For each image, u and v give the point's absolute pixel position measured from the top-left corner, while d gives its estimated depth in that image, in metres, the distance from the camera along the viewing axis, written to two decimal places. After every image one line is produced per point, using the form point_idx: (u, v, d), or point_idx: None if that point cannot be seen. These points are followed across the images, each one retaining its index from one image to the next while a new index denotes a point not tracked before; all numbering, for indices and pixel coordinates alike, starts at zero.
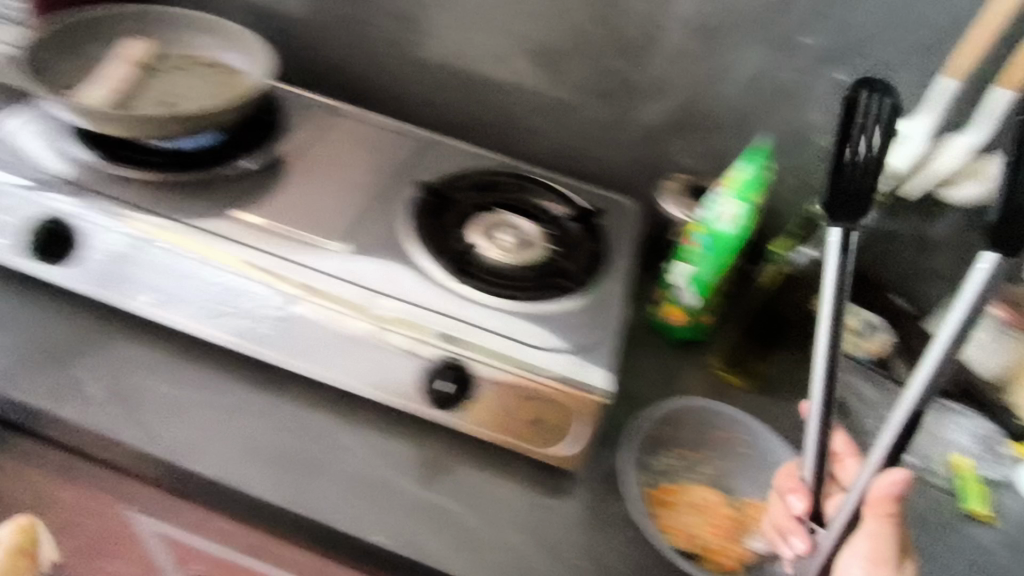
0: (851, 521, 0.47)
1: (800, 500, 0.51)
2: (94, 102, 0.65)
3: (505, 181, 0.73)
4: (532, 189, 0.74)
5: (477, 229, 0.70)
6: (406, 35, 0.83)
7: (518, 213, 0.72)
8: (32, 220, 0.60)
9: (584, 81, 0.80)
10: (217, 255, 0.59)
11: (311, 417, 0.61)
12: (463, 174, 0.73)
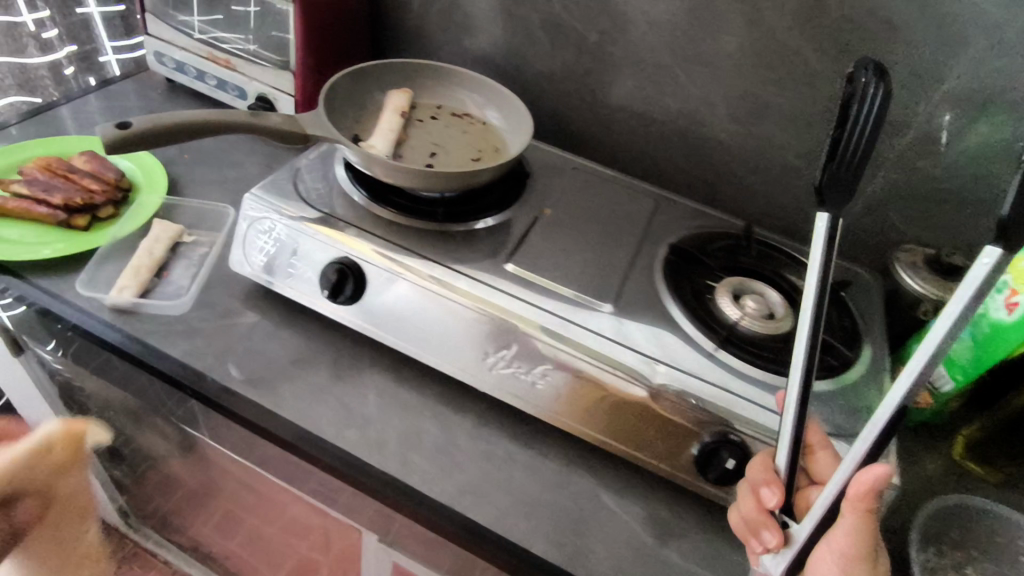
0: (830, 510, 0.45)
1: (771, 489, 0.51)
2: (378, 152, 0.67)
3: (733, 250, 0.73)
4: (764, 258, 0.73)
5: (717, 296, 0.69)
6: (643, 93, 0.84)
7: (756, 279, 0.70)
8: (327, 261, 0.64)
9: (791, 140, 0.80)
10: (500, 310, 0.60)
11: (573, 478, 0.61)
12: (693, 239, 0.74)
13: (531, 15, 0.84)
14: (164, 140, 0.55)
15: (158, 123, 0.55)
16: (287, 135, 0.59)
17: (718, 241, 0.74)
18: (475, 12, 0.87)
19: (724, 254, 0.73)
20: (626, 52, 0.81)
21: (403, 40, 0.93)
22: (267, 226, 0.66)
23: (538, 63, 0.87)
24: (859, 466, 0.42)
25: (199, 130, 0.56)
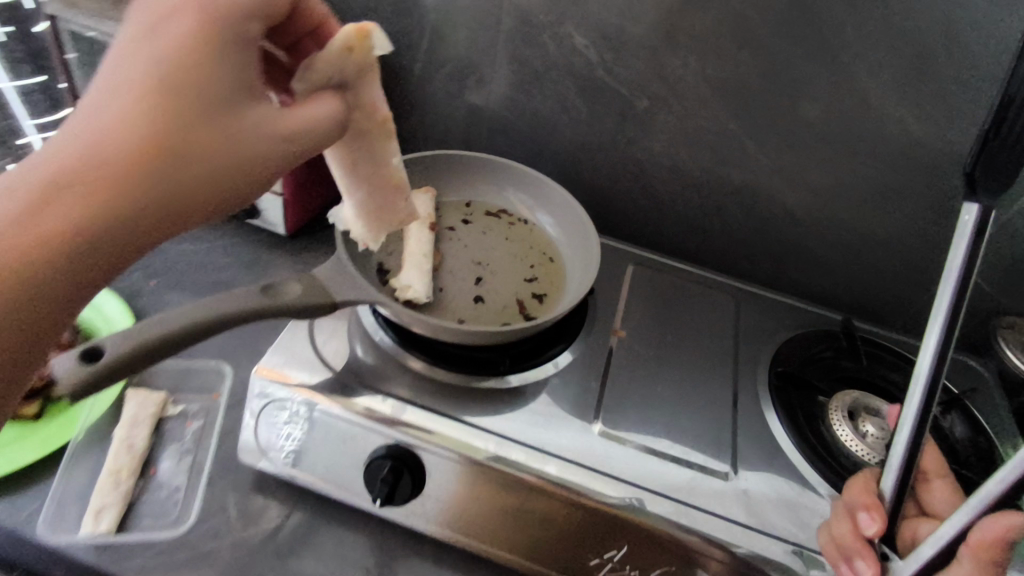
0: (945, 552, 0.38)
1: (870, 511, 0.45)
2: (416, 296, 0.53)
3: (832, 357, 0.63)
4: (869, 363, 0.62)
5: (832, 422, 0.58)
6: (701, 162, 0.72)
7: (868, 395, 0.60)
8: (371, 448, 0.50)
9: (863, 204, 0.70)
10: (607, 502, 0.47)
11: None
12: (784, 348, 0.63)
13: (562, 78, 0.70)
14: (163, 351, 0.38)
15: (152, 333, 0.38)
16: (312, 305, 0.44)
17: (813, 347, 0.64)
18: (491, 76, 0.72)
19: (822, 366, 0.63)
20: (682, 121, 0.69)
21: (401, 109, 0.78)
22: (282, 408, 0.51)
23: (570, 131, 0.73)
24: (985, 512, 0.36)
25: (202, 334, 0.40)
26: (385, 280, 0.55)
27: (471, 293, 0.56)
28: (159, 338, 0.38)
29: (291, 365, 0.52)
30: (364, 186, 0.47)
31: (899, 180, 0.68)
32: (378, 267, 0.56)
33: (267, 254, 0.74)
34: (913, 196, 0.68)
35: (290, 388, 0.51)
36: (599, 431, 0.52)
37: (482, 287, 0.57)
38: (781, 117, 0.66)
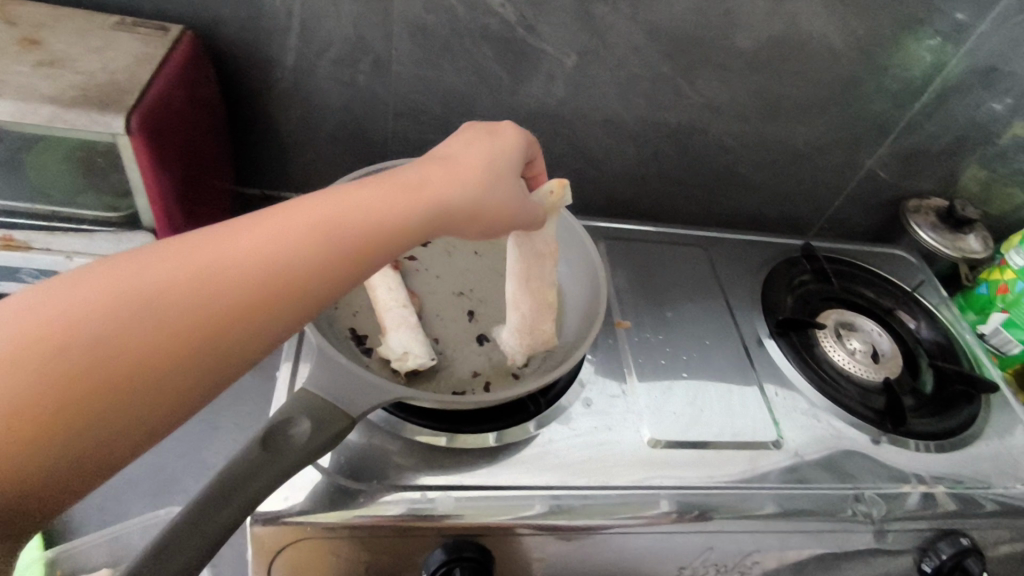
0: None
1: None
2: (420, 363, 0.44)
3: (799, 282, 0.66)
4: (833, 279, 0.66)
5: (825, 345, 0.60)
6: (637, 112, 0.66)
7: (842, 311, 0.64)
8: (427, 553, 0.42)
9: (789, 126, 0.70)
10: (651, 514, 0.44)
11: None
12: (760, 286, 0.65)
13: (476, 46, 0.59)
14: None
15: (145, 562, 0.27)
16: (331, 436, 0.34)
17: (784, 277, 0.66)
18: (388, 55, 0.59)
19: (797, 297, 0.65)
20: (615, 72, 0.62)
21: (276, 111, 0.63)
22: (302, 549, 0.41)
23: (492, 103, 0.64)
24: None
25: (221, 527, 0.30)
26: (368, 350, 0.45)
27: (470, 334, 0.48)
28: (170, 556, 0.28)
29: (298, 501, 0.40)
30: (544, 310, 0.45)
31: (819, 98, 0.68)
32: (352, 334, 0.46)
33: None
34: (830, 110, 0.69)
35: (304, 528, 0.40)
36: (649, 442, 0.49)
37: (480, 323, 0.49)
38: (711, 54, 0.62)
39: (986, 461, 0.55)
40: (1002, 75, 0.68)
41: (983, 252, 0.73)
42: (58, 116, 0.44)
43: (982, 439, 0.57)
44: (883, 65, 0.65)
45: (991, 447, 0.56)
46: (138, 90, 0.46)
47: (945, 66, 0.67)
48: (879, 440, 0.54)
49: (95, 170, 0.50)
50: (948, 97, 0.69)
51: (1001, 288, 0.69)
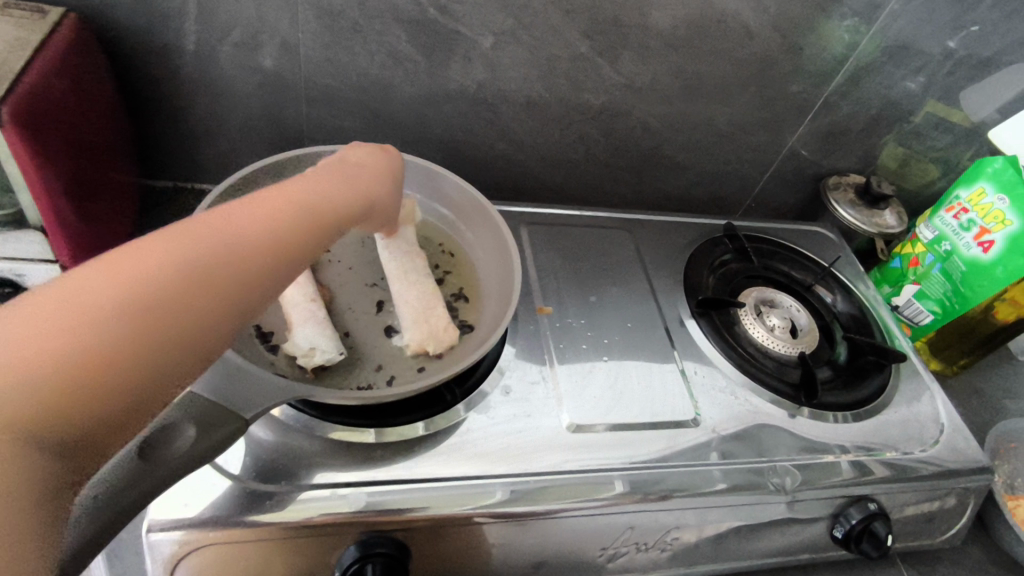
0: None
1: None
2: (326, 358, 0.42)
3: (721, 262, 0.67)
4: (753, 257, 0.67)
5: (745, 322, 0.62)
6: (559, 95, 0.66)
7: (761, 289, 0.65)
8: (341, 551, 0.41)
9: (711, 106, 0.71)
10: (610, 496, 0.46)
11: None
12: (683, 267, 0.65)
13: (389, 27, 0.57)
14: None
15: None
16: (220, 443, 0.33)
17: (707, 257, 0.67)
18: (296, 38, 0.56)
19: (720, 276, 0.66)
20: (534, 53, 0.61)
21: (180, 98, 0.59)
22: (204, 558, 0.39)
23: (409, 87, 0.62)
24: None
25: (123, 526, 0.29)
26: (273, 346, 0.44)
27: (383, 326, 0.47)
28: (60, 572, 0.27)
29: (199, 509, 0.39)
30: (431, 297, 0.47)
31: (740, 77, 0.68)
32: (259, 331, 0.44)
33: None
34: (752, 90, 0.70)
35: (210, 532, 0.38)
36: (569, 426, 0.49)
37: (393, 315, 0.48)
38: (632, 33, 0.62)
39: (897, 427, 0.57)
40: (913, 53, 0.70)
41: (897, 226, 0.76)
42: None
43: (894, 407, 0.59)
44: (802, 43, 0.66)
45: (900, 411, 0.59)
46: (11, 79, 0.43)
47: (859, 45, 0.68)
48: (796, 414, 0.56)
49: None
50: (864, 76, 0.71)
51: (911, 261, 0.72)
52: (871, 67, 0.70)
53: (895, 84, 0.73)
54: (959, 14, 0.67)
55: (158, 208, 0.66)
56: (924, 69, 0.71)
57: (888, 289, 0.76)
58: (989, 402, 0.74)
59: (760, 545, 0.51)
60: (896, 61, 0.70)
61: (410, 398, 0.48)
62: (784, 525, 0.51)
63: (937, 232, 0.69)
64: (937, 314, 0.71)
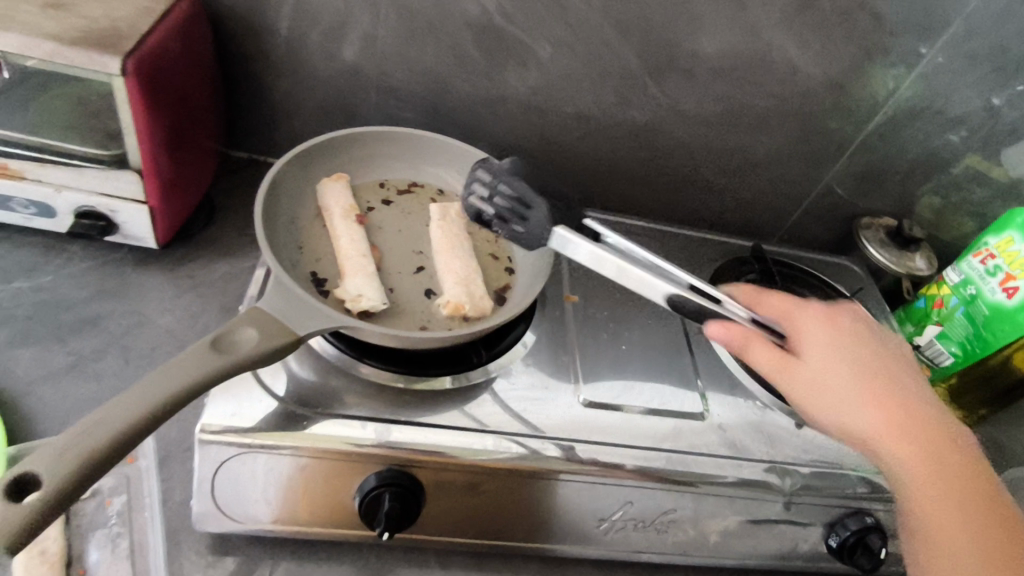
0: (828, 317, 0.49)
1: (756, 344, 0.47)
2: (372, 305, 0.47)
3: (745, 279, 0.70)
4: (776, 279, 0.70)
5: None
6: (606, 108, 0.71)
7: None
8: (362, 478, 0.46)
9: (748, 134, 0.74)
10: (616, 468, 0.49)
11: None
12: (708, 280, 0.69)
13: (458, 31, 0.63)
14: (124, 443, 0.30)
15: (101, 424, 0.30)
16: (275, 349, 0.37)
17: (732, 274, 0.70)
18: (375, 32, 0.63)
19: None
20: (586, 67, 0.67)
21: (267, 76, 0.67)
22: (241, 465, 0.44)
23: (470, 86, 0.68)
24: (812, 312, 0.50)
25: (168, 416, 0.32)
26: (325, 290, 0.49)
27: (423, 288, 0.52)
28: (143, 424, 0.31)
29: (245, 419, 0.44)
30: (472, 269, 0.52)
31: (778, 109, 0.72)
32: (313, 277, 0.49)
33: (136, 274, 0.61)
34: (790, 123, 0.74)
35: (250, 440, 0.43)
36: (581, 401, 0.53)
37: (433, 279, 0.52)
38: (679, 57, 0.66)
39: None
40: (951, 103, 0.72)
41: (926, 269, 0.77)
42: (58, 54, 0.47)
43: None
44: (840, 83, 0.70)
45: None
46: (136, 35, 0.50)
47: (897, 91, 0.72)
48: (803, 423, 0.57)
49: (92, 113, 0.54)
50: (901, 121, 0.74)
51: (937, 302, 0.73)
52: (907, 114, 0.73)
53: (933, 132, 0.75)
54: (1001, 70, 0.69)
55: (233, 173, 0.73)
56: (964, 120, 0.73)
57: (909, 329, 0.77)
58: (1003, 453, 0.74)
59: (748, 540, 0.53)
60: (934, 108, 0.73)
61: (440, 356, 0.53)
62: (776, 527, 0.53)
63: (964, 276, 0.70)
64: (958, 356, 0.71)
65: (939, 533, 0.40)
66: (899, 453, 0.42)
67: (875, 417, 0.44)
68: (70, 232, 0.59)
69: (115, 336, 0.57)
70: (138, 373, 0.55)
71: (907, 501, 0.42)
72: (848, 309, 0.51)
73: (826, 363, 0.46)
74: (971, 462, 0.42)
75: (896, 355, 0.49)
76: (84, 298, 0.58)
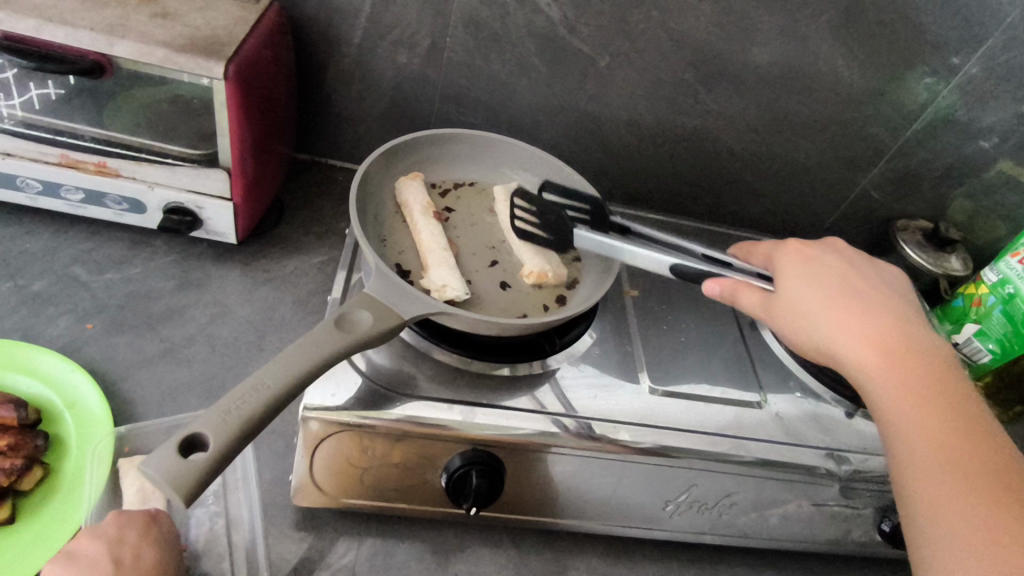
0: (848, 278, 0.49)
1: (742, 292, 0.49)
2: (456, 295, 0.50)
3: None
4: None
5: None
6: (658, 114, 0.74)
7: None
8: (446, 457, 0.49)
9: (791, 139, 0.77)
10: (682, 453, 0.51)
11: None
12: None
13: (522, 41, 0.67)
14: (274, 409, 0.35)
15: (254, 391, 0.35)
16: (387, 330, 0.41)
17: None
18: (443, 41, 0.67)
19: None
20: (642, 75, 0.70)
21: (337, 82, 0.70)
22: (337, 442, 0.47)
23: (530, 93, 0.71)
24: (834, 269, 0.50)
25: (300, 389, 0.37)
26: (411, 281, 0.52)
27: (500, 280, 0.55)
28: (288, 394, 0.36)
29: (343, 398, 0.47)
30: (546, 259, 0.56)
31: (822, 115, 0.75)
32: (399, 269, 0.53)
33: (215, 267, 0.65)
34: (832, 129, 0.76)
35: (347, 417, 0.46)
36: (646, 389, 0.55)
37: (509, 272, 0.56)
38: (730, 66, 0.70)
39: None
40: (993, 114, 0.74)
41: (962, 271, 0.79)
42: (169, 59, 0.51)
43: None
44: (882, 91, 0.73)
45: None
46: (235, 43, 0.53)
47: (939, 101, 0.74)
48: (853, 414, 0.58)
49: (188, 113, 0.58)
50: (942, 130, 0.76)
51: (975, 301, 0.75)
52: (948, 123, 0.76)
53: (975, 140, 0.77)
54: None
55: (300, 174, 0.76)
56: (1006, 130, 0.75)
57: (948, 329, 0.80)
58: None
59: (805, 523, 0.56)
60: (976, 118, 0.75)
61: (514, 344, 0.56)
62: (834, 511, 0.55)
63: (1002, 275, 0.72)
64: (997, 354, 0.73)
65: (900, 420, 0.41)
66: (867, 360, 0.43)
67: (841, 328, 0.45)
68: (157, 227, 0.62)
69: (201, 325, 0.60)
70: (225, 360, 0.58)
71: (871, 399, 0.43)
72: (824, 246, 0.53)
73: (798, 290, 0.48)
74: (933, 363, 0.43)
75: (871, 280, 0.51)
76: (171, 289, 0.61)
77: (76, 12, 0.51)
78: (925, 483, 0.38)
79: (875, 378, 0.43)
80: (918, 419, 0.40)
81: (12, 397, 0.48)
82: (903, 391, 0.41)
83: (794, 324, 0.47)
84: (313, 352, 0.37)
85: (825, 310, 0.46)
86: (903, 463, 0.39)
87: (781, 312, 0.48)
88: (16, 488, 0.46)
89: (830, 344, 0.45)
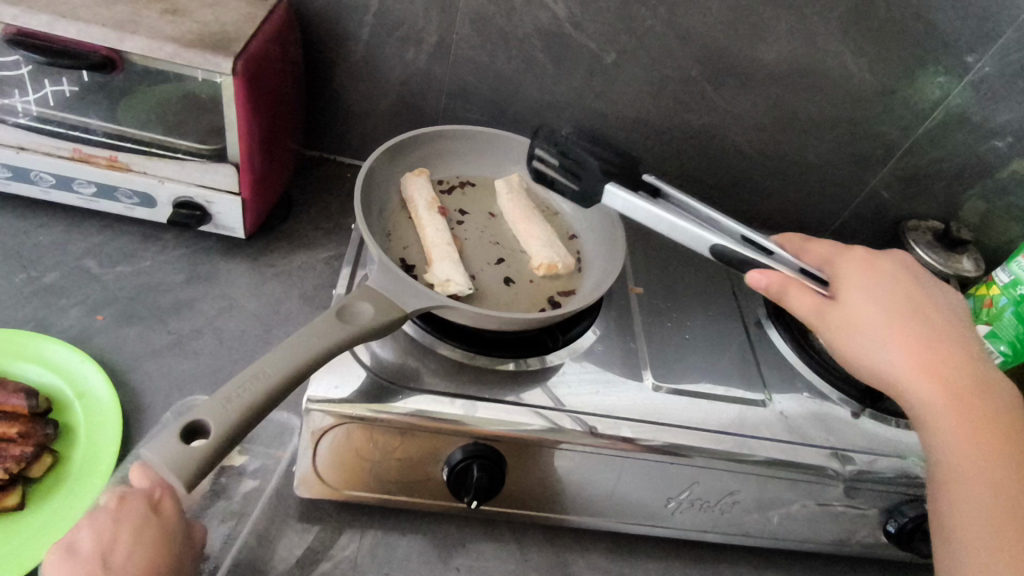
0: (904, 294, 0.50)
1: (797, 291, 0.49)
2: (459, 290, 0.50)
3: None
4: None
5: None
6: (664, 112, 0.74)
7: None
8: (448, 451, 0.49)
9: (800, 138, 0.77)
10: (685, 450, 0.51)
11: None
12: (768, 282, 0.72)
13: (529, 38, 0.67)
14: (275, 396, 0.35)
15: (256, 379, 0.35)
16: (389, 322, 0.42)
17: None
18: (450, 38, 0.67)
19: None
20: (649, 73, 0.70)
21: (346, 78, 0.71)
22: (340, 435, 0.48)
23: (537, 91, 0.72)
24: (890, 284, 0.51)
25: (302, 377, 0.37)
26: (415, 276, 0.53)
27: (504, 276, 0.56)
28: (291, 383, 0.36)
29: (346, 390, 0.47)
30: (553, 254, 0.56)
31: (831, 112, 0.74)
32: (404, 264, 0.53)
33: (223, 260, 0.65)
34: (841, 127, 0.76)
35: (348, 410, 0.46)
36: (650, 386, 0.55)
37: (513, 268, 0.56)
38: (738, 62, 0.69)
39: None
40: (1007, 112, 0.73)
41: (974, 271, 0.77)
42: (178, 54, 0.52)
43: None
44: (892, 89, 0.72)
45: None
46: (243, 39, 0.54)
47: (951, 99, 0.73)
48: (859, 414, 0.58)
49: (196, 108, 0.58)
50: (955, 128, 0.75)
51: (986, 302, 0.74)
52: (961, 121, 0.75)
53: (989, 138, 0.76)
54: None
55: (310, 171, 0.77)
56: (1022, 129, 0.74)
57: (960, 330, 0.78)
58: None
59: (809, 522, 0.55)
60: (990, 116, 0.74)
61: (518, 340, 0.56)
62: (838, 512, 0.55)
63: (1014, 276, 0.71)
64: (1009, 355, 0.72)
65: (949, 454, 0.44)
66: (919, 386, 0.45)
67: (905, 356, 0.47)
68: (167, 221, 0.63)
69: (209, 318, 0.60)
70: (231, 352, 0.58)
71: (923, 431, 0.45)
72: (887, 258, 0.54)
73: (868, 310, 0.49)
74: (988, 398, 0.45)
75: (932, 297, 0.51)
76: (180, 283, 0.62)
77: (88, 8, 0.52)
78: (963, 521, 0.42)
79: (924, 406, 0.45)
80: (963, 452, 0.43)
81: (23, 385, 0.49)
82: (950, 420, 0.44)
83: (848, 338, 0.48)
84: (315, 343, 0.38)
85: (880, 329, 0.48)
86: (946, 497, 0.43)
87: (837, 321, 0.49)
88: (27, 475, 0.47)
89: (882, 366, 0.47)
